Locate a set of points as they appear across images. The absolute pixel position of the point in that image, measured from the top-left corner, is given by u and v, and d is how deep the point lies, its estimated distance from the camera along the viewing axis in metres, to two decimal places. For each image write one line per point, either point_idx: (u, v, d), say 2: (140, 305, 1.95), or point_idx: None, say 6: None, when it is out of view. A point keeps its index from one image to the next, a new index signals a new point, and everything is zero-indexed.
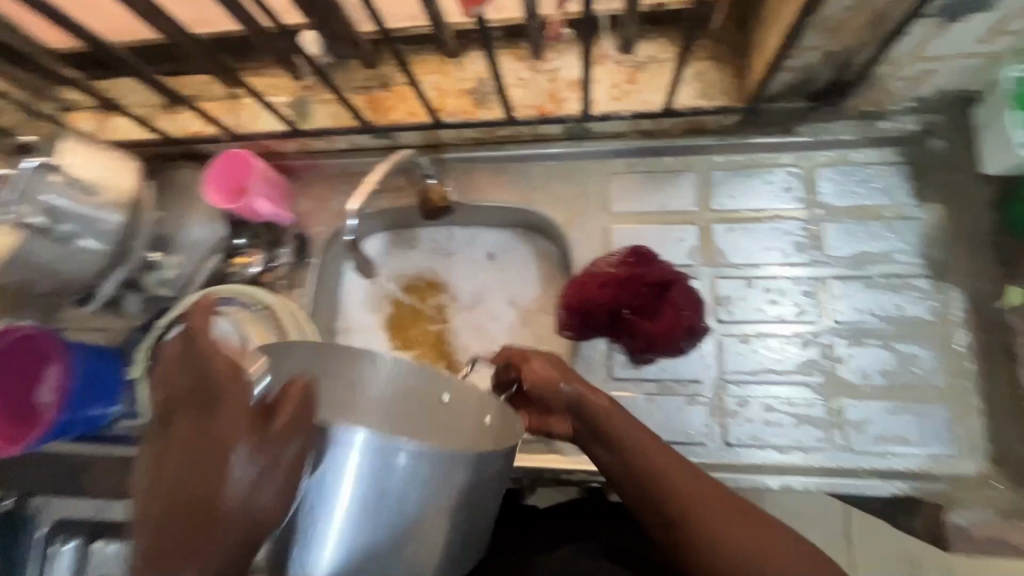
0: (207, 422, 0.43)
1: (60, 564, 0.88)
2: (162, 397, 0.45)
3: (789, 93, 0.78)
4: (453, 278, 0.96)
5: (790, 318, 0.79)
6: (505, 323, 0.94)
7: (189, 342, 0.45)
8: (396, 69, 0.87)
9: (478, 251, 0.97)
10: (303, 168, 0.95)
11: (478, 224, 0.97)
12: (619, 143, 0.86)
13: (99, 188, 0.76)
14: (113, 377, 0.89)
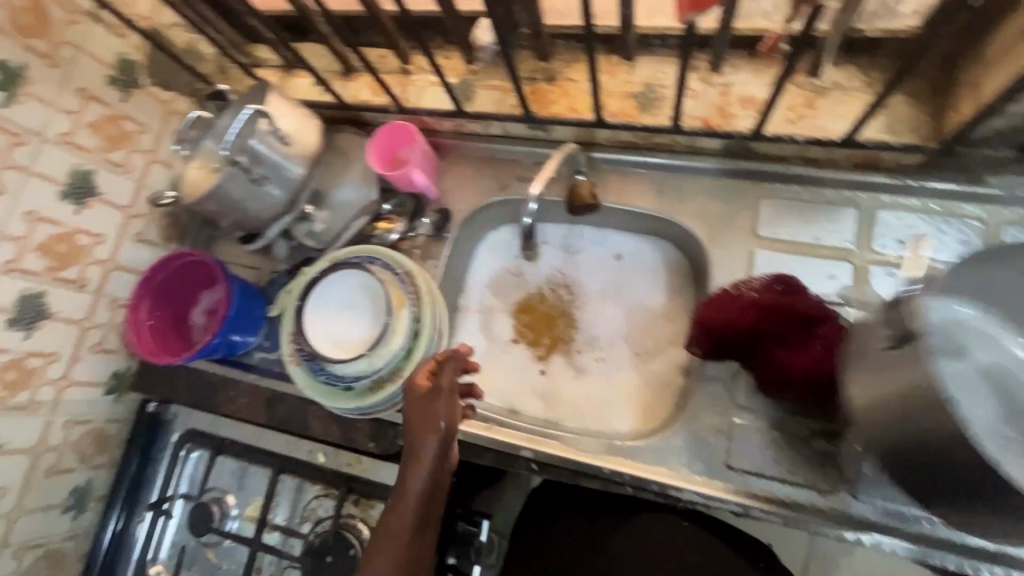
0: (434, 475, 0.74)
1: (184, 470, 0.97)
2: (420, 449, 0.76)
3: (990, 140, 0.72)
4: (576, 275, 0.97)
5: None
6: (623, 328, 0.93)
7: (427, 400, 0.76)
8: (564, 64, 0.88)
9: (606, 253, 0.97)
10: (454, 147, 0.98)
11: (611, 226, 0.97)
12: (780, 167, 0.83)
13: (293, 141, 0.87)
14: (257, 312, 0.97)
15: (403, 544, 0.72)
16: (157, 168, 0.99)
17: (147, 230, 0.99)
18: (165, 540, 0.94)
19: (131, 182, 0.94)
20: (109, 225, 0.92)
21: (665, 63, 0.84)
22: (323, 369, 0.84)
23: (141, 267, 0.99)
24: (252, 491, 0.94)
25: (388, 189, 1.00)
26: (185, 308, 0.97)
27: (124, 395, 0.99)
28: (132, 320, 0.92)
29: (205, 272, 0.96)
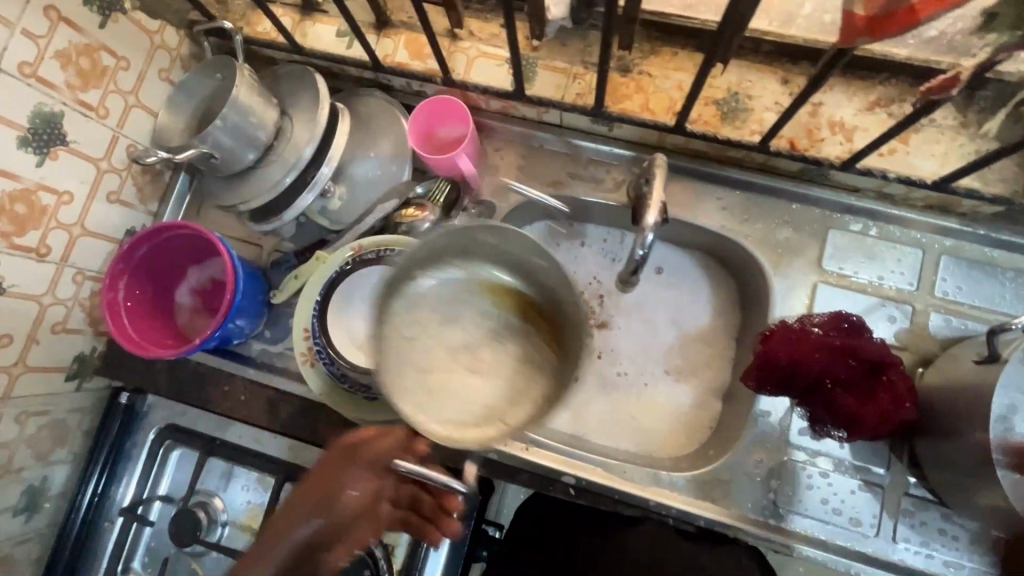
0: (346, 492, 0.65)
1: (165, 469, 0.86)
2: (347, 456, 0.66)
3: None
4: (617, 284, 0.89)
5: None
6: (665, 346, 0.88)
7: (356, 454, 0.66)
8: (641, 56, 0.79)
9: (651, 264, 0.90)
10: (499, 130, 0.88)
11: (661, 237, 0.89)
12: (851, 199, 0.80)
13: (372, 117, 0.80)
14: (260, 299, 0.84)
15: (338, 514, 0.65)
16: (138, 114, 0.82)
17: (123, 188, 0.82)
18: (139, 547, 0.83)
19: (106, 131, 0.77)
20: (78, 182, 0.75)
21: (753, 70, 0.77)
22: (347, 376, 0.76)
23: (113, 231, 0.82)
24: (242, 501, 0.84)
25: (418, 169, 0.88)
26: (166, 287, 0.83)
27: (88, 381, 0.84)
28: (106, 299, 0.76)
29: (197, 247, 0.82)
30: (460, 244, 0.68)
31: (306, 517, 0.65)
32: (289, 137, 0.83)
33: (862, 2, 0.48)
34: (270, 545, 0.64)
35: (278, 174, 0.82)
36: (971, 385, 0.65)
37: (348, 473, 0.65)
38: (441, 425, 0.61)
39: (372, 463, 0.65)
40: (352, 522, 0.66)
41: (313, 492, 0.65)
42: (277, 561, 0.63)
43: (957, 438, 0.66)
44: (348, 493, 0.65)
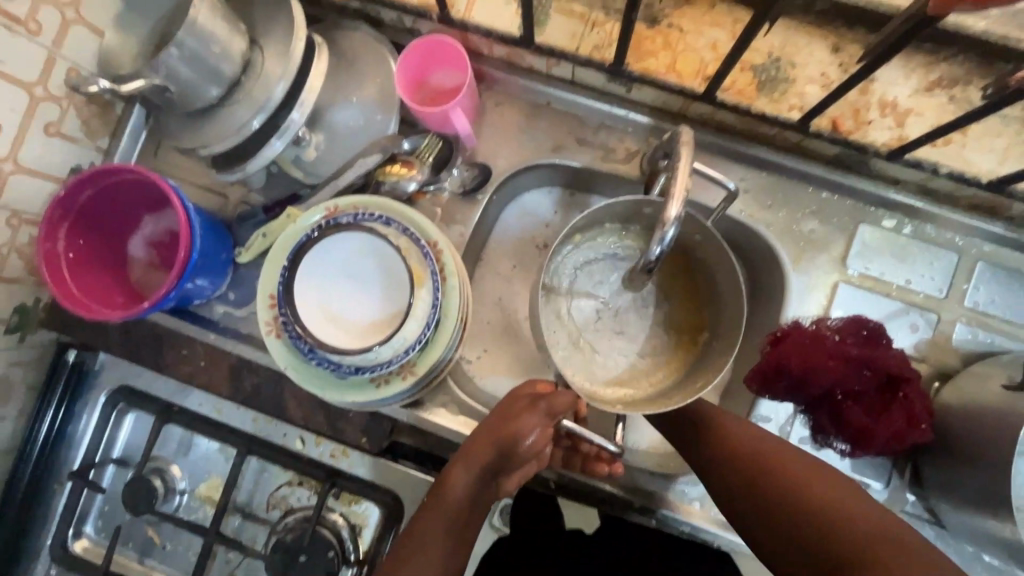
0: (527, 445, 0.64)
1: (118, 431, 0.80)
2: (487, 441, 0.64)
3: None
4: None
5: None
6: None
7: (509, 412, 0.65)
8: (672, 5, 0.67)
9: None
10: (501, 82, 0.77)
11: None
12: (890, 192, 0.71)
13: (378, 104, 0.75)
14: (223, 257, 0.76)
15: (462, 491, 0.64)
16: (79, 32, 0.70)
17: (64, 119, 0.71)
18: (92, 511, 0.79)
19: (39, 50, 0.66)
20: (7, 109, 0.65)
21: (801, 33, 0.66)
22: (314, 353, 0.66)
23: (53, 169, 0.72)
24: (202, 470, 0.79)
25: (406, 121, 0.78)
26: (117, 237, 0.74)
27: (32, 334, 0.77)
28: (44, 250, 0.66)
29: (151, 194, 0.73)
30: (610, 213, 0.68)
31: (476, 473, 0.64)
32: (257, 72, 0.72)
33: None
34: (443, 503, 0.64)
35: (245, 115, 0.70)
36: (993, 412, 0.60)
37: (523, 419, 0.64)
38: (587, 387, 0.70)
39: (518, 418, 0.64)
40: (523, 462, 0.66)
41: (475, 460, 0.64)
42: (446, 521, 0.63)
43: (974, 466, 0.61)
44: (525, 439, 0.64)
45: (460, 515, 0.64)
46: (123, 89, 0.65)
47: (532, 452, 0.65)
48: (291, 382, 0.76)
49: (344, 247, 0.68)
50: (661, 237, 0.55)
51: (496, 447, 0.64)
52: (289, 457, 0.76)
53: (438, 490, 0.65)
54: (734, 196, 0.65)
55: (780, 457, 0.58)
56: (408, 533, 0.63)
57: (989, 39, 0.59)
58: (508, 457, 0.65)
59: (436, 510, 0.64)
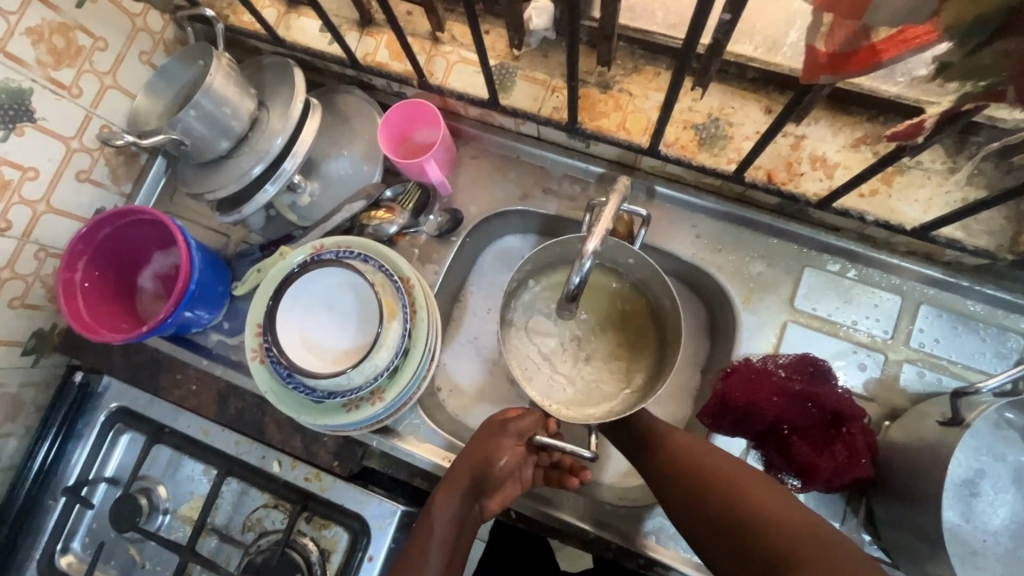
0: (501, 464, 0.71)
1: (113, 451, 0.85)
2: (466, 463, 0.71)
3: None
4: None
5: (992, 494, 0.68)
6: None
7: (483, 436, 0.72)
8: (623, 73, 0.76)
9: None
10: (476, 138, 0.86)
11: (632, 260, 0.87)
12: (831, 238, 0.76)
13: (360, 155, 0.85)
14: (220, 290, 0.84)
15: (445, 514, 0.69)
16: (114, 95, 0.82)
17: (94, 167, 0.82)
18: (80, 528, 0.83)
19: (78, 110, 0.77)
20: (45, 158, 0.75)
21: (736, 97, 0.74)
22: (291, 377, 0.72)
23: (79, 210, 0.82)
24: (186, 489, 0.84)
25: (391, 170, 0.87)
26: (127, 269, 0.83)
27: (45, 356, 0.84)
28: (62, 279, 0.75)
29: (160, 232, 0.82)
30: (562, 253, 0.77)
31: (459, 497, 0.70)
32: (263, 128, 0.82)
33: (823, 38, 0.43)
34: (427, 527, 0.68)
35: (247, 165, 0.81)
36: (931, 450, 0.61)
37: (495, 443, 0.71)
38: (554, 405, 0.75)
39: (495, 441, 0.71)
40: (501, 484, 0.73)
41: (456, 484, 0.70)
42: (439, 543, 0.67)
43: (915, 505, 0.62)
44: (500, 460, 0.70)
45: (447, 536, 0.68)
46: (144, 143, 0.76)
47: (508, 469, 0.71)
48: (273, 406, 0.81)
49: (328, 282, 0.76)
50: (576, 273, 0.62)
51: (472, 467, 0.70)
52: (266, 479, 0.80)
53: (424, 515, 0.69)
54: (649, 223, 0.72)
55: (744, 480, 0.60)
56: (403, 557, 0.67)
57: (901, 102, 0.66)
58: (485, 476, 0.71)
59: (423, 535, 0.68)
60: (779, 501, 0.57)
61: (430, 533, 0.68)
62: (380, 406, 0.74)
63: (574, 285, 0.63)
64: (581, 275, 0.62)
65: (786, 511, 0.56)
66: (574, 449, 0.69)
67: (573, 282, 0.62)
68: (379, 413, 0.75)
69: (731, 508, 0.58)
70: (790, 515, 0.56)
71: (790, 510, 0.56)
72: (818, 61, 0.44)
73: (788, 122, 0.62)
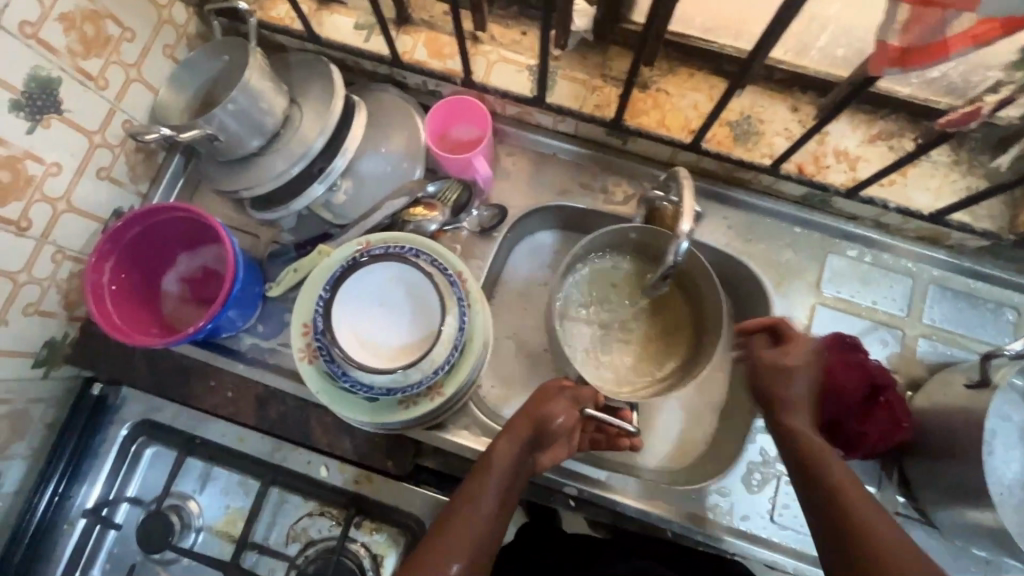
0: (558, 419, 0.68)
1: (136, 468, 0.80)
2: (527, 414, 0.68)
3: None
4: None
5: (1004, 452, 0.75)
6: None
7: (543, 392, 0.70)
8: (659, 73, 0.81)
9: None
10: (512, 135, 0.88)
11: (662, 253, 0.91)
12: (850, 226, 0.83)
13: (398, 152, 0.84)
14: (255, 291, 0.81)
15: (505, 462, 0.65)
16: (138, 89, 0.78)
17: (115, 165, 0.78)
18: (100, 553, 0.77)
19: (104, 103, 0.73)
20: (69, 153, 0.71)
21: (765, 96, 0.79)
22: (346, 375, 0.71)
23: (98, 209, 0.77)
24: (221, 503, 0.79)
25: (428, 167, 0.87)
26: (154, 272, 0.79)
27: (57, 369, 0.78)
28: (90, 281, 0.71)
29: (191, 232, 0.78)
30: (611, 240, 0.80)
31: (520, 447, 0.66)
32: (297, 125, 0.79)
33: (898, 34, 0.49)
34: (486, 471, 0.64)
35: (283, 164, 0.78)
36: (964, 410, 0.68)
37: (555, 399, 0.69)
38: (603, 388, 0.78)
39: (548, 400, 0.69)
40: (550, 443, 0.70)
41: (518, 432, 0.67)
42: (491, 502, 0.63)
43: (953, 461, 0.68)
44: (558, 416, 0.68)
45: (502, 485, 0.64)
46: (180, 138, 0.72)
47: (563, 427, 0.69)
48: (317, 409, 0.78)
49: (380, 276, 0.74)
50: (672, 250, 0.64)
51: (531, 421, 0.67)
52: (312, 485, 0.78)
53: (480, 462, 0.65)
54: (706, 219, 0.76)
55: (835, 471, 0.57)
56: (453, 512, 0.62)
57: (914, 102, 0.74)
58: (543, 430, 0.68)
59: (480, 481, 0.64)
60: (864, 496, 0.55)
61: (488, 478, 0.64)
62: (438, 401, 0.73)
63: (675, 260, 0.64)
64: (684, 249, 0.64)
65: (875, 512, 0.54)
66: (619, 422, 0.70)
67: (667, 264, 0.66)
68: (435, 410, 0.74)
69: (819, 495, 0.57)
70: (864, 499, 0.55)
71: (871, 513, 0.54)
72: (889, 55, 0.50)
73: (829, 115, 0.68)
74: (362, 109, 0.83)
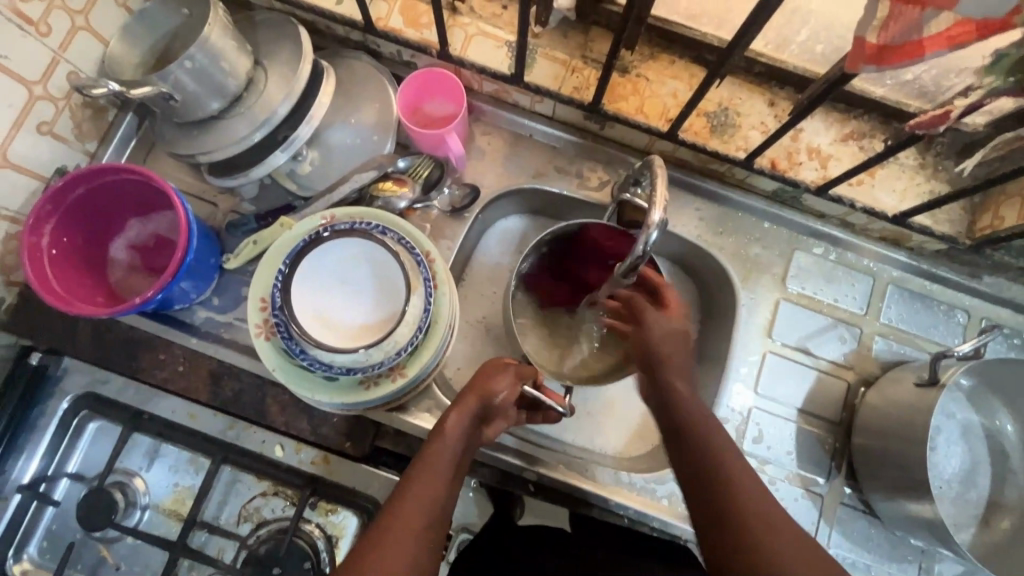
0: (505, 394, 0.67)
1: (77, 442, 0.76)
2: (469, 388, 0.66)
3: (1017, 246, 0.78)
4: None
5: (944, 446, 0.78)
6: None
7: (487, 369, 0.68)
8: (640, 59, 0.80)
9: None
10: (488, 114, 0.85)
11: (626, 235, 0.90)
12: (818, 224, 0.84)
13: (369, 123, 0.81)
14: (210, 262, 0.77)
15: (451, 441, 0.62)
16: (85, 39, 0.72)
17: (58, 120, 0.72)
18: (37, 530, 0.74)
19: (45, 51, 0.68)
20: (4, 105, 0.65)
21: (744, 88, 0.79)
22: (304, 353, 0.68)
23: (38, 167, 0.72)
24: (167, 481, 0.76)
25: (400, 141, 0.84)
26: (99, 238, 0.74)
27: None
28: (27, 245, 0.66)
29: (141, 196, 0.74)
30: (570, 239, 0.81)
31: (466, 421, 0.64)
32: (261, 90, 0.75)
33: (876, 31, 0.48)
34: (433, 452, 0.61)
35: (246, 130, 0.74)
36: (912, 407, 0.71)
37: (498, 375, 0.67)
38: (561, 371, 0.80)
39: (491, 377, 0.67)
40: (494, 419, 0.68)
41: (466, 406, 0.64)
42: (429, 498, 0.58)
43: (900, 456, 0.71)
44: (502, 391, 0.66)
45: (450, 460, 0.61)
46: (129, 94, 0.67)
47: (508, 399, 0.67)
48: (275, 386, 0.76)
49: (344, 251, 0.72)
50: (645, 238, 0.61)
51: (477, 395, 0.65)
52: (266, 465, 0.75)
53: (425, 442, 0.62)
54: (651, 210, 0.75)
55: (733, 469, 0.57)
56: (395, 509, 0.57)
57: (886, 103, 0.75)
58: (488, 403, 0.66)
59: (426, 462, 0.60)
60: (761, 499, 0.55)
61: (432, 458, 0.60)
62: (399, 383, 0.71)
63: (648, 245, 0.62)
64: (656, 232, 0.61)
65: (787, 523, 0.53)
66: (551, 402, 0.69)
67: (638, 253, 0.63)
68: (397, 392, 0.72)
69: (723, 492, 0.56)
70: (750, 494, 0.55)
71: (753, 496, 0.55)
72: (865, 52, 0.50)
73: (803, 112, 0.68)
74: (332, 75, 0.79)
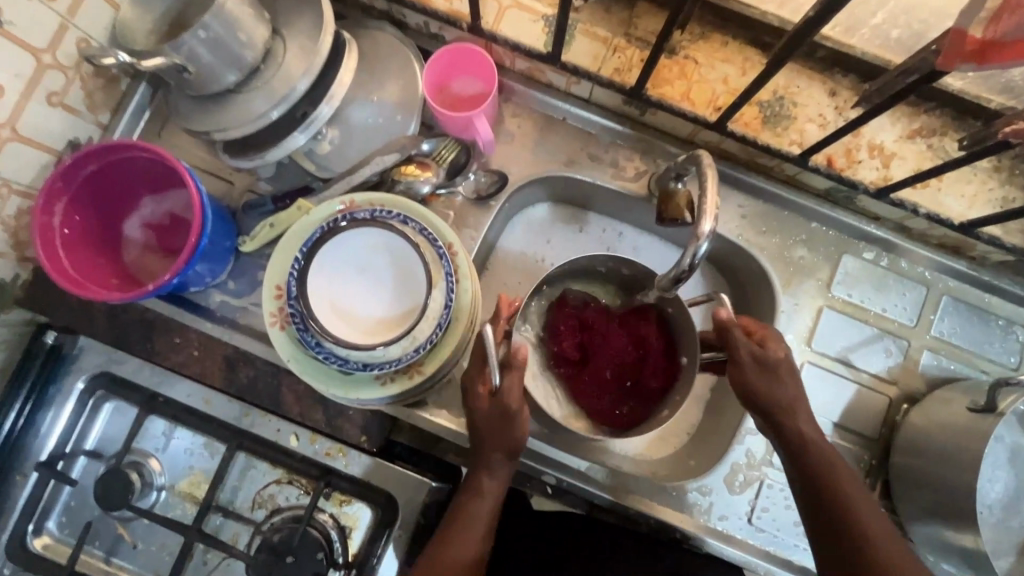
0: (515, 443, 0.65)
1: (95, 421, 0.76)
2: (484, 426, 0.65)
3: None
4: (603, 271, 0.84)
5: (990, 471, 0.74)
6: None
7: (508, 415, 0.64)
8: (689, 39, 0.73)
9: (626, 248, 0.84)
10: (520, 94, 0.79)
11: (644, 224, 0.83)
12: (871, 227, 0.78)
13: (392, 101, 0.76)
14: (225, 245, 0.74)
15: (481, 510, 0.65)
16: (96, 3, 0.68)
17: (68, 90, 0.69)
18: (56, 505, 0.74)
19: (53, 16, 0.64)
20: (11, 73, 0.62)
21: (804, 75, 0.72)
22: (320, 347, 0.66)
23: (48, 139, 0.69)
24: (181, 465, 0.75)
25: (424, 121, 0.79)
26: (112, 216, 0.72)
27: (5, 312, 0.72)
28: (39, 223, 0.64)
29: (153, 172, 0.70)
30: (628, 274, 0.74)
31: (494, 482, 0.66)
32: (279, 63, 0.70)
33: (983, 25, 0.46)
34: (464, 518, 0.65)
35: (264, 106, 0.70)
36: (962, 433, 0.66)
37: (515, 420, 0.64)
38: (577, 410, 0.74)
39: (509, 424, 0.64)
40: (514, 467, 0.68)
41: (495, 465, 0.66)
42: (460, 558, 0.63)
43: (944, 480, 0.67)
44: (515, 439, 0.65)
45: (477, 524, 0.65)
46: (141, 66, 0.63)
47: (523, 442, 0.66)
48: (289, 376, 0.74)
49: (361, 241, 0.68)
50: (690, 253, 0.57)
51: (498, 444, 0.65)
52: (281, 454, 0.74)
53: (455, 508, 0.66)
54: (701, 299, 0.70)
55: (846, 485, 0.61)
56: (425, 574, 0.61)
57: (964, 98, 0.67)
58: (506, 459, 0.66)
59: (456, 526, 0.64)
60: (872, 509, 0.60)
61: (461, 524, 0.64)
62: (418, 380, 0.69)
63: (697, 258, 0.58)
64: (710, 242, 0.57)
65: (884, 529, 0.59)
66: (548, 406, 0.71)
67: (683, 264, 0.59)
68: (414, 389, 0.70)
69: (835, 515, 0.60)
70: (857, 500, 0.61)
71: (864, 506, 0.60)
72: (965, 48, 0.46)
73: (875, 106, 0.61)
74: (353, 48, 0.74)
